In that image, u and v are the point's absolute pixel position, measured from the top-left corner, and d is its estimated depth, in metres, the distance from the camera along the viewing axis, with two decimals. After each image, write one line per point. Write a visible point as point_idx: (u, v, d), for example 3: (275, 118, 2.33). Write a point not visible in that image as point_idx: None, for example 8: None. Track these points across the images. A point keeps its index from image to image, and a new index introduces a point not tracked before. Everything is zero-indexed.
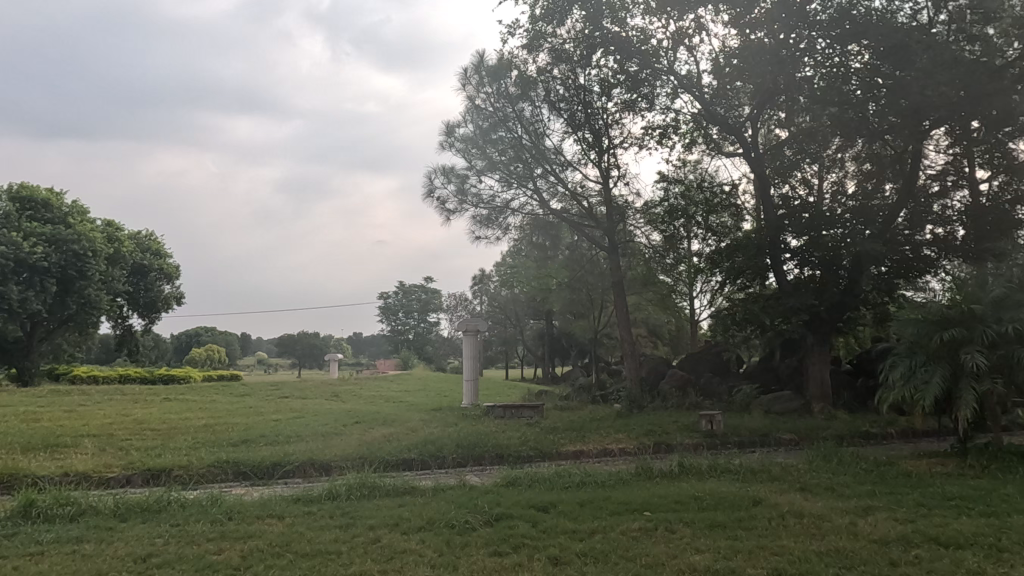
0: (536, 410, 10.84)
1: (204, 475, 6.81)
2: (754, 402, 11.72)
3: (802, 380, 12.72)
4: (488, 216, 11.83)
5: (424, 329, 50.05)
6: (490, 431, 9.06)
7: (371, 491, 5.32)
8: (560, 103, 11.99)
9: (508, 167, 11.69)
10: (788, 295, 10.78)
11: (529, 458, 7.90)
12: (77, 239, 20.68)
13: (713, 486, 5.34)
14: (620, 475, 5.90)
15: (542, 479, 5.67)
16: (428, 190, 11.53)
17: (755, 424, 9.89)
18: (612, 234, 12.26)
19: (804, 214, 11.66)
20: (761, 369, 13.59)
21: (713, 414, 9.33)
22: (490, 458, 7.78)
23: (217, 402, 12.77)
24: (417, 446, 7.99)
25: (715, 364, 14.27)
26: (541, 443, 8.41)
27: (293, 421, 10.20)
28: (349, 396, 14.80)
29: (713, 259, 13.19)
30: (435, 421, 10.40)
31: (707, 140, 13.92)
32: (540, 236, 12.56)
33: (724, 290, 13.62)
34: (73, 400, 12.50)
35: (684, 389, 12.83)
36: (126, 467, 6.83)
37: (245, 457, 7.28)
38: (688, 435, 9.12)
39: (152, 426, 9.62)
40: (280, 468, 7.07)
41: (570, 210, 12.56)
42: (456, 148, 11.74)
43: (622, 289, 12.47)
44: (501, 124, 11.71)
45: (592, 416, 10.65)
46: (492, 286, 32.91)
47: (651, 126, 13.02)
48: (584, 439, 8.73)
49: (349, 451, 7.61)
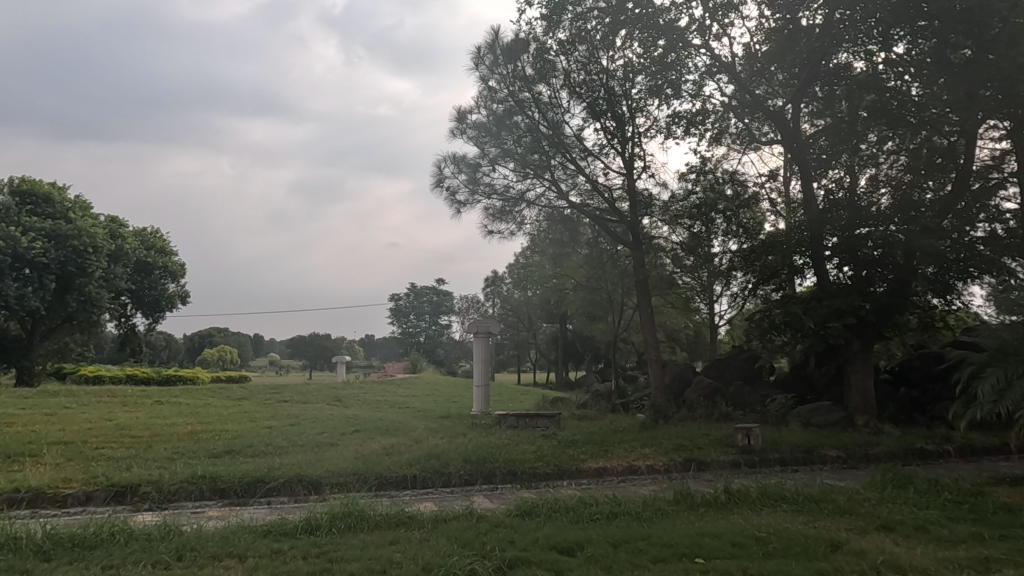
0: (552, 420, 9.92)
1: (175, 493, 5.99)
2: (790, 413, 10.73)
3: (840, 391, 11.74)
4: (503, 208, 10.93)
5: (435, 332, 49.28)
6: (501, 443, 8.16)
7: (359, 523, 4.43)
8: (580, 87, 11.12)
9: (524, 157, 10.81)
10: (833, 297, 9.79)
11: (545, 476, 6.99)
12: (78, 235, 20.04)
13: (773, 521, 4.41)
14: (657, 504, 4.96)
15: (564, 508, 4.76)
16: (437, 180, 10.65)
17: (796, 439, 8.93)
18: (636, 229, 11.34)
19: (847, 209, 10.64)
20: (795, 377, 12.60)
21: (750, 427, 8.44)
22: (502, 476, 6.88)
23: (212, 406, 11.97)
24: (420, 460, 7.11)
25: (744, 372, 13.31)
26: (559, 458, 7.50)
27: (287, 429, 9.35)
28: (353, 401, 13.97)
29: (743, 258, 12.17)
30: (442, 430, 9.52)
31: (738, 131, 12.97)
32: (558, 232, 11.65)
33: (755, 292, 12.63)
34: (59, 401, 11.72)
35: (712, 398, 11.85)
36: (85, 482, 6.01)
37: (224, 472, 6.44)
38: (722, 451, 8.17)
39: (133, 432, 8.82)
40: (262, 485, 6.22)
41: (589, 203, 11.63)
42: (467, 135, 10.82)
43: (646, 289, 11.51)
44: (517, 110, 10.79)
45: (614, 427, 9.72)
46: (505, 287, 32.10)
47: (678, 114, 12.12)
48: (607, 455, 7.81)
49: (343, 466, 6.74)
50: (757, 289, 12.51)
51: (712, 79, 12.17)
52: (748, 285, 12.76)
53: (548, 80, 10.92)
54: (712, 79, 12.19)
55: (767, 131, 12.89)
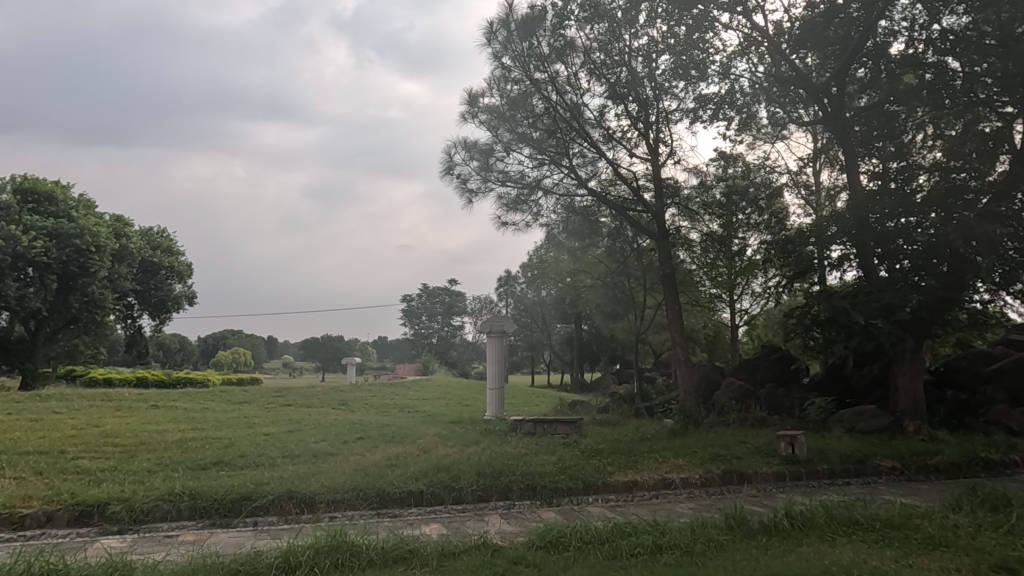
0: (573, 426, 9.12)
1: (150, 512, 5.29)
2: (832, 418, 9.87)
3: (884, 393, 10.82)
4: (517, 197, 10.15)
5: (448, 333, 48.60)
6: (517, 453, 7.37)
7: (348, 560, 3.68)
8: (600, 70, 10.34)
9: (541, 141, 10.03)
10: (882, 290, 8.87)
11: (568, 492, 6.20)
12: (80, 234, 19.50)
13: (855, 556, 3.60)
14: (705, 531, 4.17)
15: (597, 540, 3.99)
16: (447, 167, 9.87)
17: (844, 447, 8.07)
18: (662, 220, 10.52)
19: (893, 195, 9.75)
20: (832, 379, 11.72)
21: (794, 435, 7.60)
22: (520, 491, 6.12)
23: (210, 410, 11.29)
24: (427, 473, 6.35)
25: (777, 373, 12.42)
26: (583, 470, 6.71)
27: (285, 436, 8.62)
28: (361, 405, 13.26)
29: (775, 251, 11.28)
30: (453, 437, 8.75)
31: (767, 115, 12.08)
32: (578, 224, 10.85)
33: (789, 287, 11.76)
34: (48, 406, 11.08)
35: (744, 401, 10.99)
36: (47, 500, 5.32)
37: (205, 487, 5.72)
38: (763, 462, 7.34)
39: (118, 440, 8.13)
40: (247, 503, 5.49)
41: (611, 192, 10.83)
42: (479, 119, 10.02)
43: (673, 284, 10.66)
44: (533, 92, 10.02)
45: (641, 434, 8.91)
46: (519, 287, 31.32)
47: (704, 98, 11.30)
48: (636, 466, 7.00)
49: (341, 481, 6.00)
50: (791, 285, 11.63)
51: (740, 59, 11.34)
52: (780, 281, 11.88)
53: (566, 59, 10.11)
54: (741, 58, 11.35)
55: (800, 114, 11.99)
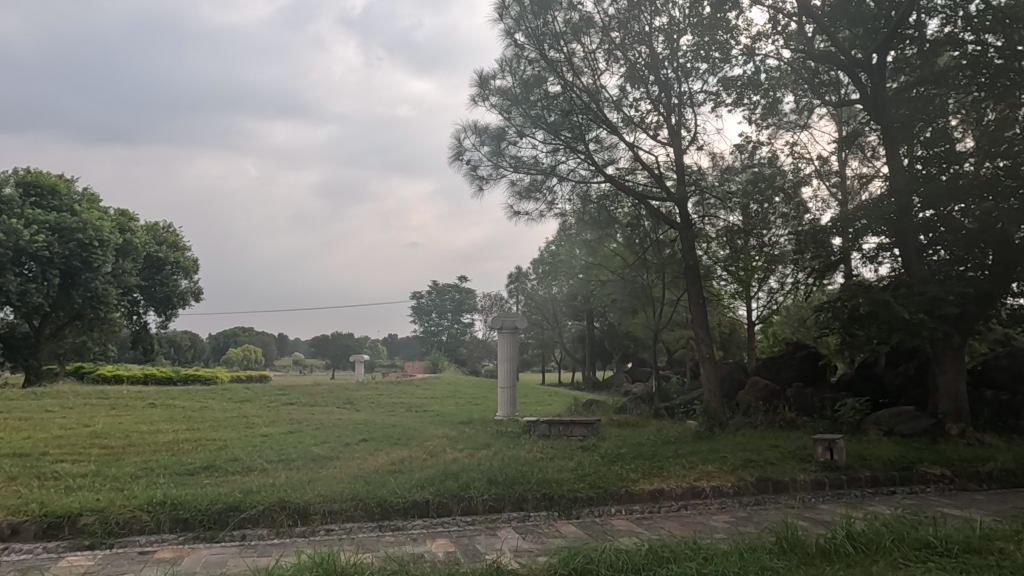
0: (590, 428, 8.53)
1: (127, 523, 4.77)
2: (867, 420, 9.22)
3: (921, 393, 10.15)
4: (531, 184, 9.56)
5: (458, 330, 48.09)
6: (532, 458, 6.79)
7: None
8: (617, 51, 9.75)
9: (557, 125, 9.46)
10: (926, 283, 8.21)
11: (589, 502, 5.64)
12: (83, 228, 19.11)
13: None
14: (754, 555, 3.62)
15: (629, 567, 3.44)
16: (456, 152, 9.30)
17: (886, 453, 7.44)
18: (684, 209, 9.89)
19: (934, 181, 9.02)
20: (864, 378, 11.05)
21: (833, 440, 7.00)
22: (536, 501, 5.56)
23: (208, 409, 10.77)
24: (433, 481, 5.80)
25: (804, 372, 11.77)
26: (604, 478, 6.14)
27: (285, 438, 8.08)
28: (367, 404, 12.72)
29: (803, 242, 10.63)
30: (462, 439, 8.19)
31: (794, 99, 11.42)
32: (595, 213, 10.24)
33: (818, 282, 11.10)
34: (43, 404, 10.64)
35: (771, 402, 10.35)
36: (13, 511, 4.81)
37: (190, 495, 5.20)
38: (800, 469, 6.73)
39: (106, 442, 7.63)
40: (234, 514, 4.97)
41: (630, 180, 10.22)
42: (490, 101, 9.44)
43: (697, 277, 10.02)
44: (548, 73, 9.44)
45: (663, 437, 8.32)
46: (530, 283, 30.76)
47: (729, 80, 10.66)
48: (662, 473, 6.42)
49: (338, 490, 5.46)
50: (820, 278, 10.96)
51: (766, 39, 10.71)
52: (809, 274, 11.22)
53: (582, 38, 9.51)
54: (767, 39, 10.72)
55: (829, 98, 11.30)
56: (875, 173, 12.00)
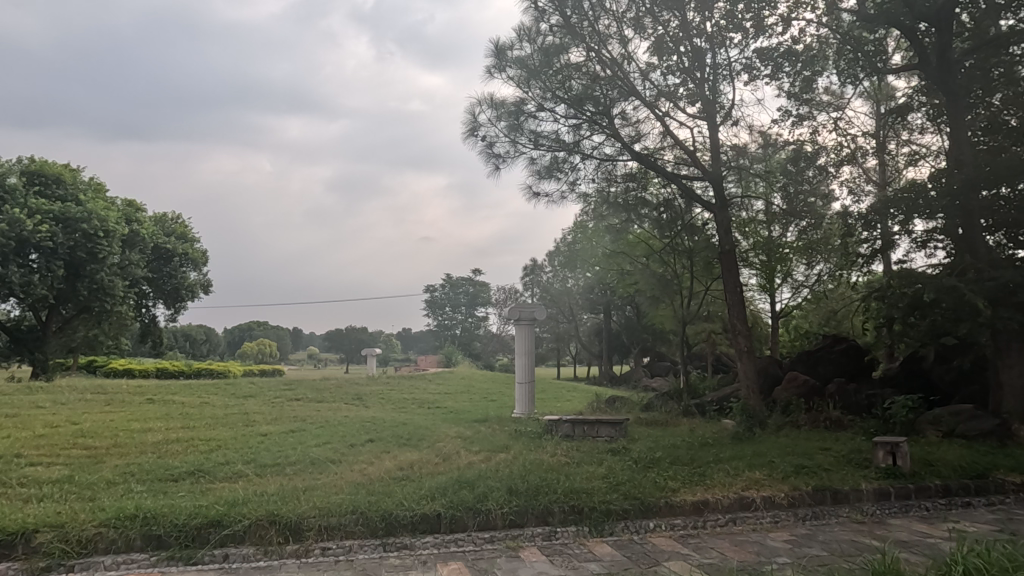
0: (618, 428, 7.77)
1: (90, 542, 4.10)
2: (923, 420, 8.39)
3: (978, 390, 9.29)
4: (552, 160, 8.80)
5: (472, 324, 47.44)
6: (556, 463, 6.06)
7: None
8: (645, 18, 8.92)
9: (579, 98, 8.70)
10: (994, 269, 7.39)
11: (624, 515, 4.90)
12: (87, 218, 18.59)
13: None
14: None
15: None
16: (470, 128, 8.56)
17: (953, 457, 6.63)
18: (718, 189, 9.06)
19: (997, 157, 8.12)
20: (911, 374, 10.20)
21: (896, 444, 6.19)
22: (563, 515, 4.83)
23: (208, 406, 10.14)
24: (445, 490, 5.08)
25: (844, 367, 10.95)
26: (639, 487, 5.39)
27: (285, 438, 7.41)
28: (377, 399, 12.08)
29: (847, 225, 9.78)
30: (478, 440, 7.48)
31: (835, 72, 10.52)
32: (620, 194, 9.45)
33: (861, 268, 10.26)
34: (38, 399, 10.08)
35: (813, 400, 9.52)
36: None
37: (169, 508, 4.52)
38: (861, 477, 5.95)
39: (90, 442, 6.99)
40: (215, 531, 4.28)
41: (660, 157, 9.40)
42: (508, 71, 8.68)
43: (733, 263, 9.17)
44: (570, 41, 8.66)
45: (700, 438, 7.54)
46: (547, 275, 30.04)
47: (764, 51, 9.81)
48: (704, 482, 5.67)
49: (337, 501, 4.76)
50: (864, 266, 10.14)
51: (805, 7, 9.85)
52: (851, 261, 10.38)
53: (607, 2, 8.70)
54: (806, 6, 9.85)
55: (874, 71, 10.40)
56: (923, 152, 11.08)
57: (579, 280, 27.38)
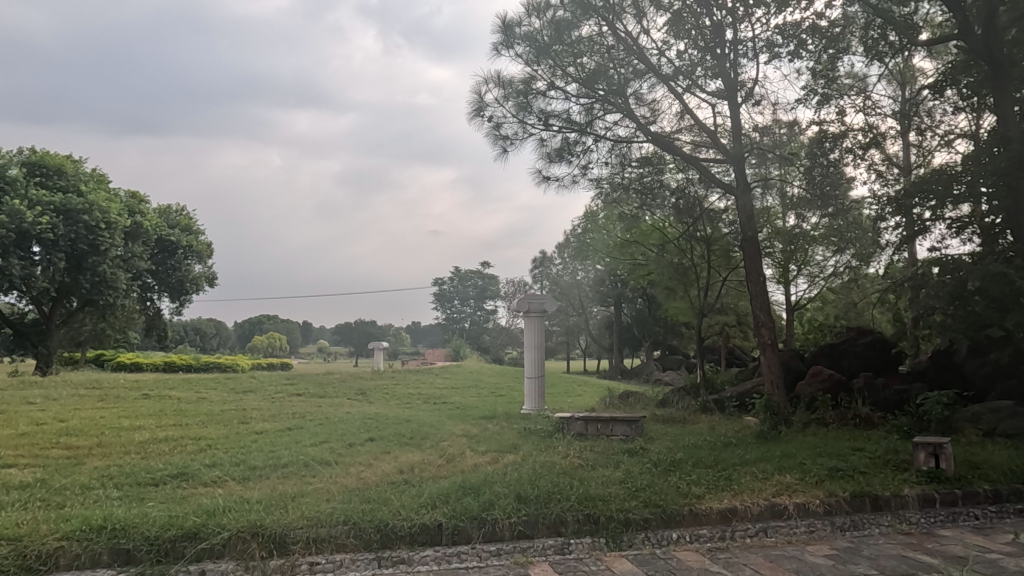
0: (634, 427, 7.29)
1: (51, 557, 3.68)
2: (959, 418, 7.84)
3: (1016, 385, 8.73)
4: (564, 141, 8.29)
5: (481, 317, 46.97)
6: (569, 466, 5.59)
7: None
8: None
9: (592, 76, 8.19)
10: None
11: (645, 525, 4.43)
12: (89, 209, 18.26)
13: None
14: None
15: None
16: (476, 108, 8.06)
17: (1000, 459, 6.10)
18: (740, 171, 8.51)
19: None
20: (942, 368, 9.64)
21: (940, 445, 5.66)
22: (577, 525, 4.35)
23: (204, 402, 9.71)
24: (447, 497, 4.62)
25: (869, 360, 10.39)
26: (661, 493, 4.90)
27: (280, 437, 6.99)
28: (381, 394, 11.64)
29: (875, 210, 9.23)
30: (484, 439, 7.01)
31: (861, 50, 9.93)
32: (634, 178, 8.92)
33: (889, 257, 9.68)
34: (28, 394, 9.70)
35: (840, 396, 8.97)
36: None
37: (141, 517, 4.09)
38: (902, 481, 5.44)
39: (73, 440, 6.59)
40: (191, 544, 3.84)
41: (678, 137, 8.85)
42: (516, 48, 8.16)
43: (756, 251, 8.61)
44: (582, 14, 8.11)
45: (722, 437, 7.04)
46: (557, 267, 29.50)
47: (786, 28, 9.25)
48: (731, 487, 5.18)
49: (328, 510, 4.31)
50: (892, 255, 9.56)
51: None
52: (878, 249, 9.82)
53: None
54: None
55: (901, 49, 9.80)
56: (953, 135, 10.49)
57: (589, 272, 26.84)
